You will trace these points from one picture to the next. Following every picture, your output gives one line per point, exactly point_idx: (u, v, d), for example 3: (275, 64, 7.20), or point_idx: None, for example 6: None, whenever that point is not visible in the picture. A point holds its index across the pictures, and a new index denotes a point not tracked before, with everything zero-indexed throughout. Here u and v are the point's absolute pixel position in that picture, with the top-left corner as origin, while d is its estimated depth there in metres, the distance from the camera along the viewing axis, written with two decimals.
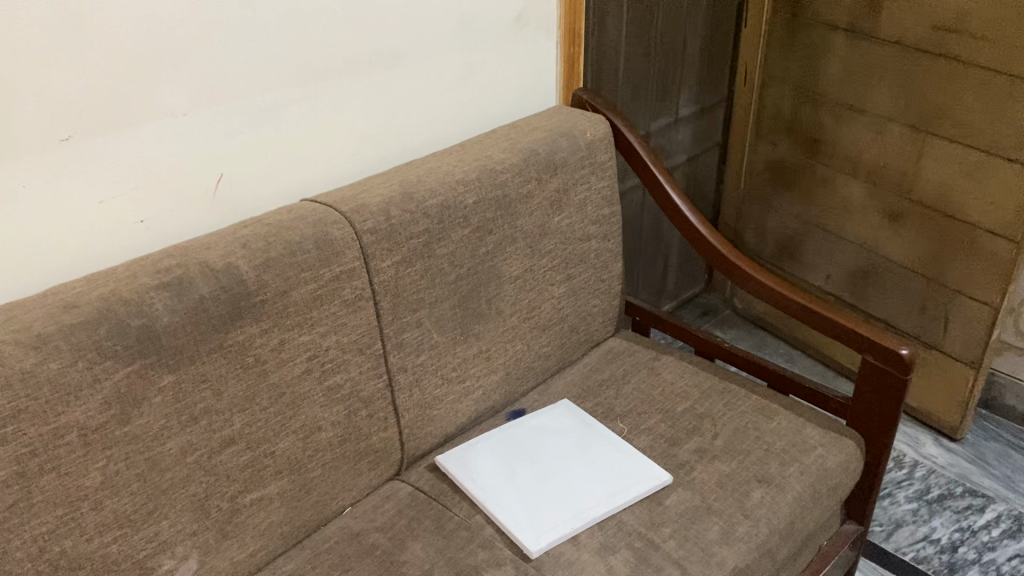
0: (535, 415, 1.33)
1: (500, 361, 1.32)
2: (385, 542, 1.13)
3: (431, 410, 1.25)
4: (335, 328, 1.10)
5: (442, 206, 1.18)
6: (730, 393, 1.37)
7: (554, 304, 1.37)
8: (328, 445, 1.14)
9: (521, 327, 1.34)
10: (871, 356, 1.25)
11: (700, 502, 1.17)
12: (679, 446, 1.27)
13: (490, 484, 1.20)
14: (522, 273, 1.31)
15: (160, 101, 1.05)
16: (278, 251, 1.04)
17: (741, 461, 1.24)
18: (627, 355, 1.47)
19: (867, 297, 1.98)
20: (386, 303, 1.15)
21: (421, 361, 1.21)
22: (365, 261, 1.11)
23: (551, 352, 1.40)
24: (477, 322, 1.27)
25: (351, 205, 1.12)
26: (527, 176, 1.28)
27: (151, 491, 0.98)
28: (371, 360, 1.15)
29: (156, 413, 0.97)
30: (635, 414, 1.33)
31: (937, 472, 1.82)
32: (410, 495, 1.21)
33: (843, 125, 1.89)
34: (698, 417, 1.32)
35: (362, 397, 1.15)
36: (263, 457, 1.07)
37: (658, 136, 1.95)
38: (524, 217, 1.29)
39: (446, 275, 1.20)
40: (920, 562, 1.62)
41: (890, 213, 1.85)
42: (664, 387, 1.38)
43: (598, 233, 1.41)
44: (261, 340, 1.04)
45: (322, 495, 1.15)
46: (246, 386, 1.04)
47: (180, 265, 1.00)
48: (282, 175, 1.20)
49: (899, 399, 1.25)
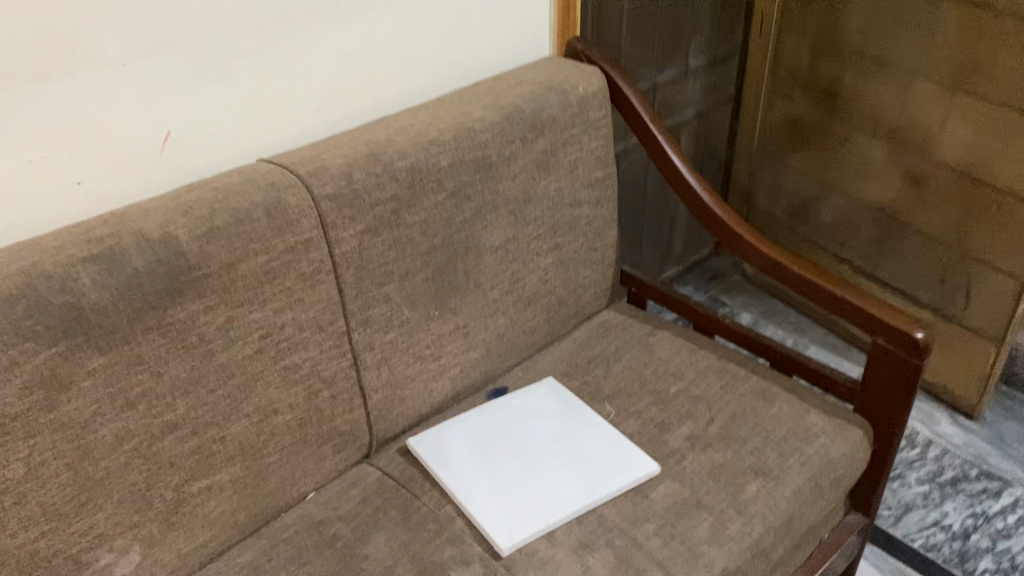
0: (516, 395, 1.24)
1: (479, 337, 1.23)
2: (347, 533, 1.04)
3: (402, 390, 1.16)
4: (291, 303, 1.01)
5: (412, 169, 1.08)
6: (728, 374, 1.27)
7: (539, 276, 1.27)
8: (287, 429, 1.05)
9: (504, 300, 1.24)
10: (883, 338, 1.14)
11: (689, 496, 1.08)
12: (670, 432, 1.17)
13: (463, 472, 1.11)
14: (504, 242, 1.20)
15: (93, 49, 0.94)
16: (223, 220, 0.94)
17: (736, 450, 1.14)
18: (620, 329, 1.37)
19: (884, 265, 1.86)
20: (349, 276, 1.05)
21: (390, 338, 1.12)
22: (324, 230, 1.01)
23: (537, 326, 1.31)
24: (454, 295, 1.17)
25: (310, 167, 1.02)
26: (510, 137, 1.17)
27: (83, 482, 0.90)
28: (333, 337, 1.06)
29: (87, 399, 0.88)
30: (624, 395, 1.24)
31: (952, 453, 1.72)
32: (378, 481, 1.12)
33: (864, 81, 1.75)
34: (692, 400, 1.22)
35: (323, 377, 1.06)
36: (212, 442, 0.99)
37: (665, 90, 1.82)
38: (507, 181, 1.18)
39: (417, 246, 1.11)
40: (929, 550, 1.53)
41: (911, 176, 1.72)
42: (657, 366, 1.28)
43: (590, 198, 1.30)
44: (206, 318, 0.94)
45: (281, 481, 1.07)
46: (190, 367, 0.95)
47: (113, 235, 0.90)
48: (238, 133, 1.10)
49: (911, 386, 1.14)
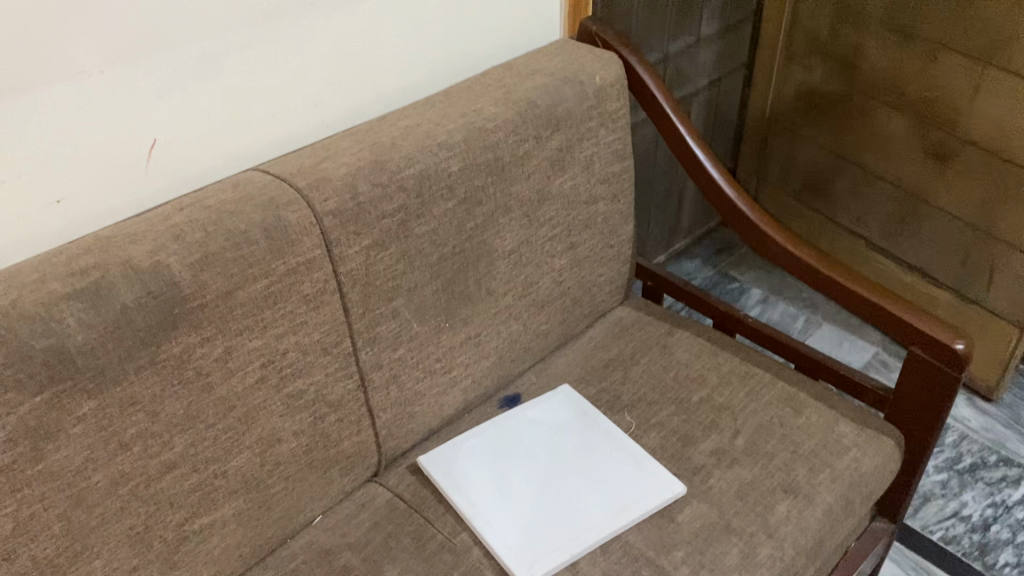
0: (532, 405, 1.18)
1: (492, 345, 1.16)
2: (358, 564, 0.99)
3: (412, 407, 1.09)
4: (294, 328, 0.93)
5: (420, 176, 0.99)
6: (752, 380, 1.21)
7: (554, 278, 1.20)
8: (292, 457, 0.99)
9: (518, 306, 1.17)
10: (918, 348, 1.08)
11: (717, 519, 1.02)
12: (694, 446, 1.12)
13: (479, 494, 1.05)
14: (518, 246, 1.13)
15: (68, 55, 0.85)
16: (218, 245, 0.87)
17: (764, 466, 1.09)
18: (637, 329, 1.30)
19: (903, 241, 1.80)
20: (356, 294, 0.98)
21: (399, 355, 1.05)
22: (328, 249, 0.94)
23: (551, 329, 1.24)
24: (465, 306, 1.10)
25: (310, 178, 0.94)
26: (524, 135, 1.08)
27: (77, 531, 0.83)
28: (339, 359, 0.99)
29: (78, 445, 0.81)
30: (644, 404, 1.18)
31: (970, 439, 1.68)
32: (389, 505, 1.06)
33: (887, 51, 1.66)
34: (716, 410, 1.16)
35: (330, 401, 1.00)
36: (213, 478, 0.92)
37: (678, 61, 1.73)
38: (520, 181, 1.10)
39: (427, 257, 1.03)
40: (948, 542, 1.50)
41: (935, 153, 1.65)
42: (678, 371, 1.22)
43: (607, 193, 1.22)
44: (202, 350, 0.87)
45: (287, 510, 1.00)
46: (187, 403, 0.88)
47: (99, 266, 0.83)
48: (229, 138, 1.01)
49: (947, 397, 1.09)
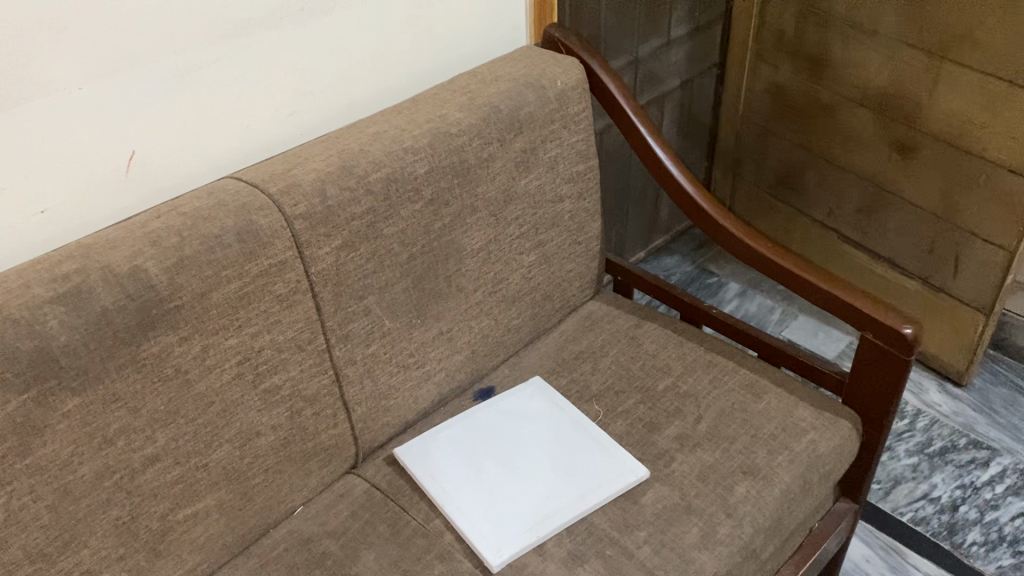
0: (503, 397, 1.22)
1: (463, 340, 1.20)
2: (337, 550, 1.05)
3: (387, 401, 1.14)
4: (268, 326, 0.98)
5: (387, 180, 1.04)
6: (715, 368, 1.25)
7: (523, 274, 1.24)
8: (270, 450, 1.04)
9: (488, 301, 1.21)
10: (870, 333, 1.13)
11: (679, 500, 1.08)
12: (659, 432, 1.16)
13: (453, 481, 1.10)
14: (486, 244, 1.17)
15: (48, 72, 0.90)
16: (193, 249, 0.92)
17: (725, 449, 1.13)
18: (606, 321, 1.35)
19: (872, 233, 1.85)
20: (328, 292, 1.02)
21: (372, 351, 1.09)
22: (300, 250, 0.99)
23: (522, 324, 1.28)
24: (436, 302, 1.15)
25: (281, 185, 0.99)
26: (488, 138, 1.13)
27: (66, 521, 0.89)
28: (313, 356, 1.03)
29: (63, 440, 0.86)
30: (612, 393, 1.22)
31: (941, 423, 1.73)
32: (366, 494, 1.12)
33: (850, 49, 1.71)
34: (681, 397, 1.21)
35: (306, 396, 1.05)
36: (195, 470, 0.97)
37: (648, 62, 1.78)
38: (486, 182, 1.15)
39: (396, 257, 1.07)
40: (918, 523, 1.54)
41: (899, 148, 1.70)
42: (645, 361, 1.27)
43: (572, 191, 1.27)
44: (181, 348, 0.92)
45: (267, 500, 1.06)
46: (167, 399, 0.93)
47: (80, 271, 0.88)
48: (206, 147, 1.06)
49: (898, 379, 1.14)
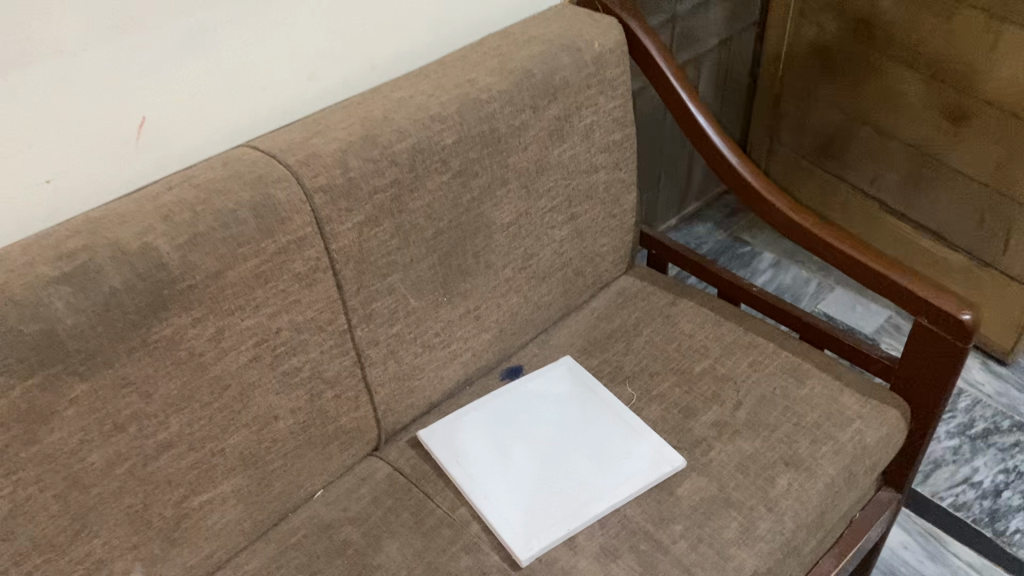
0: (532, 377, 1.17)
1: (491, 319, 1.14)
2: (358, 539, 1.00)
3: (410, 382, 1.08)
4: (286, 306, 0.93)
5: (413, 150, 0.98)
6: (755, 351, 1.19)
7: (554, 249, 1.18)
8: (289, 434, 0.99)
9: (518, 278, 1.15)
10: (924, 318, 1.07)
11: (717, 492, 1.02)
12: (696, 418, 1.10)
13: (478, 467, 1.05)
14: (516, 218, 1.11)
15: (50, 33, 0.83)
16: (207, 224, 0.86)
17: (766, 439, 1.08)
18: (640, 298, 1.28)
19: (918, 204, 1.76)
20: (350, 269, 0.96)
21: (396, 331, 1.04)
22: (320, 226, 0.93)
23: (553, 301, 1.22)
24: (464, 279, 1.08)
25: (300, 155, 0.93)
26: (520, 105, 1.06)
27: (76, 511, 0.84)
28: (334, 337, 0.98)
29: (71, 427, 0.82)
30: (646, 375, 1.16)
31: (983, 404, 1.66)
32: (388, 479, 1.07)
33: (902, 8, 1.61)
34: (719, 381, 1.15)
35: (326, 377, 0.99)
36: (211, 456, 0.93)
37: (686, 21, 1.68)
38: (518, 153, 1.08)
39: (422, 232, 1.01)
40: (958, 509, 1.49)
41: (951, 114, 1.60)
42: (681, 342, 1.21)
43: (608, 161, 1.20)
44: (195, 330, 0.87)
45: (287, 485, 1.02)
46: (181, 383, 0.88)
47: (87, 248, 0.82)
48: (222, 113, 1.00)
49: (953, 367, 1.07)
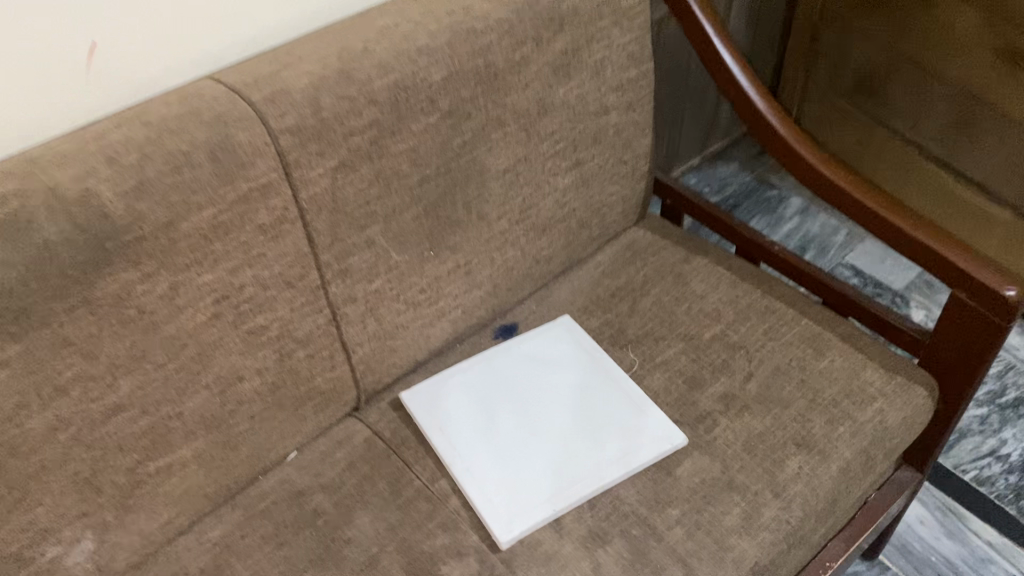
0: (528, 337, 1.08)
1: (483, 274, 1.05)
2: (330, 509, 0.94)
3: (392, 341, 1.00)
4: (250, 260, 0.84)
5: (395, 87, 0.87)
6: (772, 317, 1.08)
7: (556, 199, 1.08)
8: (256, 396, 0.92)
9: (514, 230, 1.05)
10: (962, 292, 0.96)
11: (720, 474, 0.94)
12: (702, 390, 1.01)
13: (462, 437, 0.97)
14: (514, 164, 1.00)
15: None
16: (156, 169, 0.76)
17: (777, 416, 0.99)
18: (650, 253, 1.18)
19: (963, 152, 1.62)
20: (322, 220, 0.87)
21: (376, 287, 0.95)
22: (287, 171, 0.83)
23: (553, 255, 1.12)
24: (453, 231, 0.99)
25: (266, 90, 0.82)
26: (521, 37, 0.94)
27: (16, 478, 0.78)
28: (305, 293, 0.89)
29: (5, 391, 0.74)
30: (651, 340, 1.07)
31: (1017, 371, 1.55)
32: (366, 444, 1.00)
33: None
34: (730, 350, 1.05)
35: (297, 336, 0.91)
36: (168, 419, 0.86)
37: None
38: (517, 92, 0.96)
39: (406, 179, 0.91)
40: (981, 484, 1.40)
41: (1007, 55, 1.45)
42: (691, 304, 1.11)
43: (620, 102, 1.08)
44: (145, 287, 0.79)
45: (255, 448, 0.95)
46: (131, 343, 0.80)
47: (19, 193, 0.73)
48: (187, 39, 0.88)
49: (991, 347, 0.96)
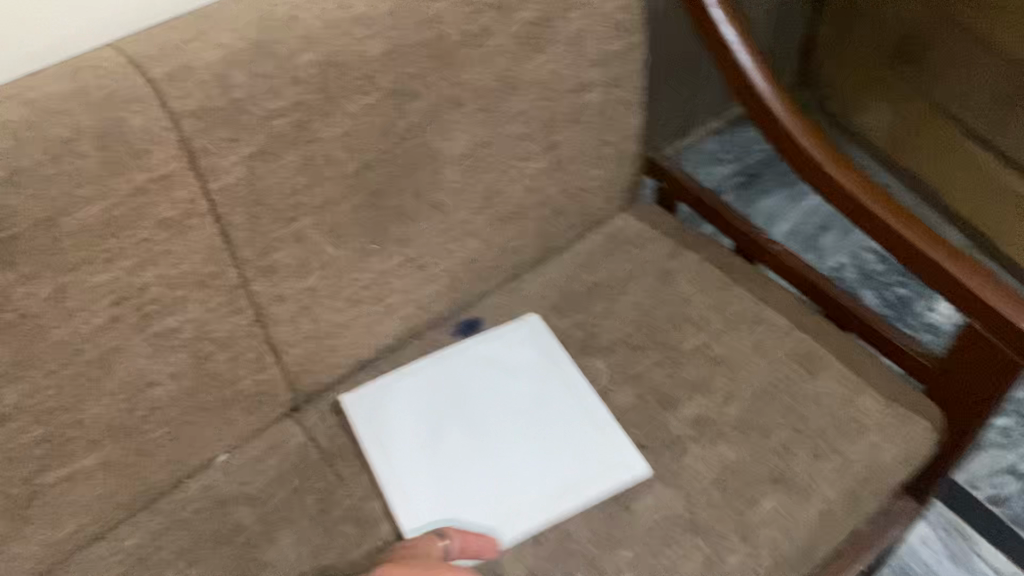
0: (487, 338, 0.98)
1: (439, 268, 0.94)
2: (252, 525, 0.86)
3: (332, 341, 0.90)
4: (153, 258, 0.74)
5: (325, 63, 0.75)
6: (763, 329, 0.97)
7: (526, 185, 0.96)
8: (172, 400, 0.83)
9: (476, 220, 0.94)
10: (975, 320, 0.83)
11: (683, 512, 0.84)
12: (673, 411, 0.91)
13: (401, 454, 0.88)
14: (474, 148, 0.88)
15: None
16: (31, 158, 0.66)
17: (755, 447, 0.88)
18: (635, 245, 1.06)
19: (1006, 131, 1.40)
20: (238, 213, 0.77)
21: (310, 285, 0.85)
22: (193, 160, 0.72)
23: (524, 245, 1.01)
24: (402, 223, 0.88)
25: (168, 66, 0.72)
26: (480, 4, 0.82)
27: None
28: (223, 293, 0.80)
29: None
30: (624, 349, 0.96)
31: None
32: (300, 451, 0.91)
33: None
34: (711, 364, 0.94)
35: (217, 338, 0.82)
36: (66, 428, 0.77)
37: None
38: (476, 67, 0.84)
39: (341, 167, 0.80)
40: (996, 504, 1.28)
41: None
42: (675, 308, 0.99)
43: (603, 77, 0.95)
44: (26, 290, 0.69)
45: (174, 454, 0.87)
46: (13, 349, 0.71)
47: None
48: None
49: (1004, 386, 0.84)
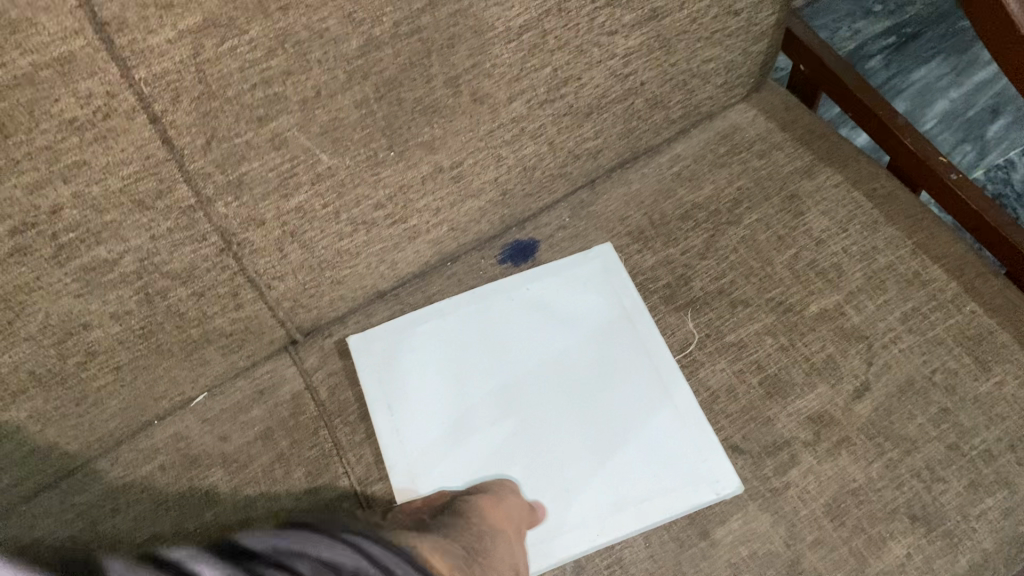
0: (544, 275, 0.76)
1: (485, 179, 0.71)
2: (225, 495, 0.68)
3: (335, 271, 0.70)
4: (60, 174, 0.51)
5: None
6: (920, 293, 0.70)
7: (612, 70, 0.69)
8: (121, 343, 0.64)
9: (537, 116, 0.68)
10: None
11: (780, 549, 0.62)
12: (782, 401, 0.67)
13: (418, 423, 0.70)
14: (538, 20, 0.61)
15: None
16: None
17: (891, 464, 0.64)
18: (753, 154, 0.79)
19: None
20: (186, 112, 0.52)
21: (300, 203, 0.62)
22: (105, 38, 0.46)
23: (604, 146, 0.76)
24: (430, 123, 0.63)
25: None
26: None
27: None
28: (173, 215, 0.57)
29: None
30: (724, 304, 0.72)
31: None
32: (295, 402, 0.72)
33: None
34: (841, 337, 0.69)
35: (172, 270, 0.61)
36: None
37: None
38: None
39: (336, 46, 0.54)
40: None
41: None
42: (800, 249, 0.73)
43: None
44: None
45: (134, 400, 0.69)
46: None
47: None
48: None
49: None
